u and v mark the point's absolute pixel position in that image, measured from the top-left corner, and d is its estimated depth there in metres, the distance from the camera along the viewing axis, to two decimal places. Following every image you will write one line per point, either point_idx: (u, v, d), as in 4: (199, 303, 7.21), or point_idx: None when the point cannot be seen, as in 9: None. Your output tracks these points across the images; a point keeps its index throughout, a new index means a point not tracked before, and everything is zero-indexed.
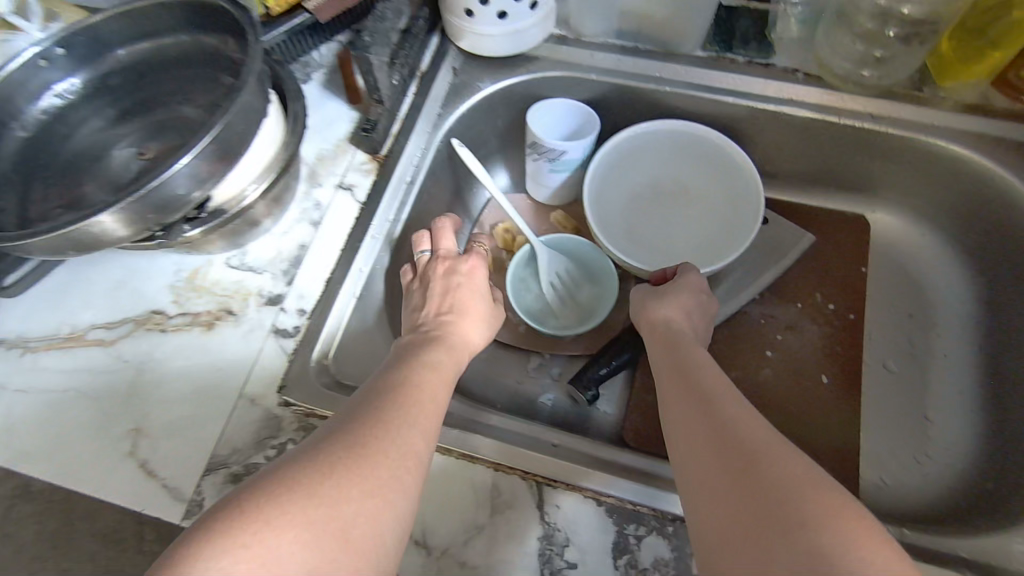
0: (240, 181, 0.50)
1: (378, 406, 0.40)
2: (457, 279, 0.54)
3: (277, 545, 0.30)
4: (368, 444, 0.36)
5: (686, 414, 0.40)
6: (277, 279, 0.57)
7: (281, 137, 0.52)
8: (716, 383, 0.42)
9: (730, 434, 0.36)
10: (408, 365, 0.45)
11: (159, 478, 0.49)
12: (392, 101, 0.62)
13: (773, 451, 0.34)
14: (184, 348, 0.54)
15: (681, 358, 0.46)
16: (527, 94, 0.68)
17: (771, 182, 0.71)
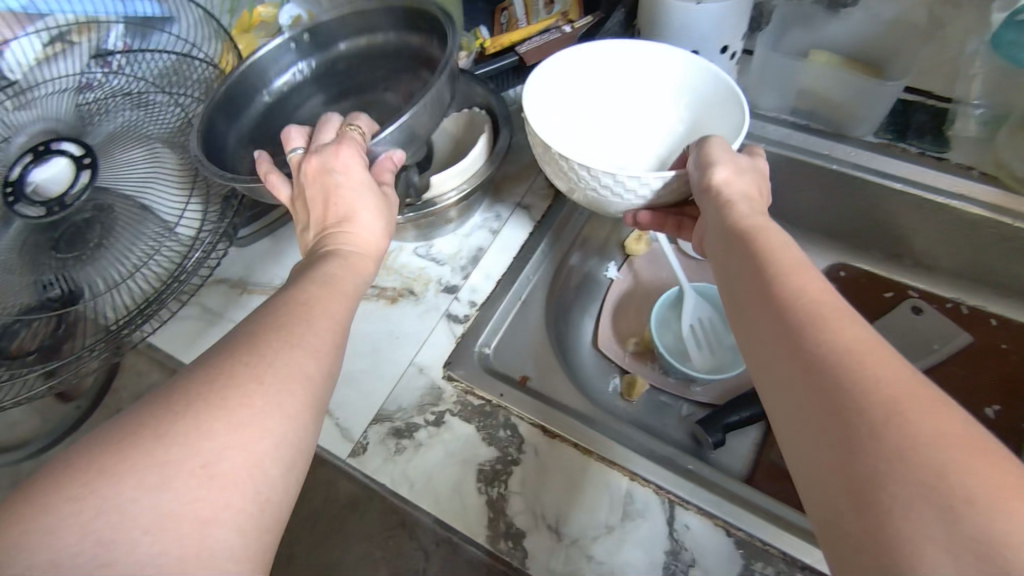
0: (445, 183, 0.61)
1: (259, 334, 0.40)
2: (330, 177, 0.51)
3: (125, 486, 0.31)
4: (232, 371, 0.37)
5: (777, 362, 0.34)
6: (455, 272, 0.64)
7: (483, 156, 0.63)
8: (803, 302, 0.35)
9: (859, 417, 0.29)
10: (310, 278, 0.46)
11: (334, 418, 0.56)
12: None
13: (929, 439, 0.27)
14: (370, 314, 0.62)
15: (752, 280, 0.39)
16: None
17: (929, 275, 0.74)
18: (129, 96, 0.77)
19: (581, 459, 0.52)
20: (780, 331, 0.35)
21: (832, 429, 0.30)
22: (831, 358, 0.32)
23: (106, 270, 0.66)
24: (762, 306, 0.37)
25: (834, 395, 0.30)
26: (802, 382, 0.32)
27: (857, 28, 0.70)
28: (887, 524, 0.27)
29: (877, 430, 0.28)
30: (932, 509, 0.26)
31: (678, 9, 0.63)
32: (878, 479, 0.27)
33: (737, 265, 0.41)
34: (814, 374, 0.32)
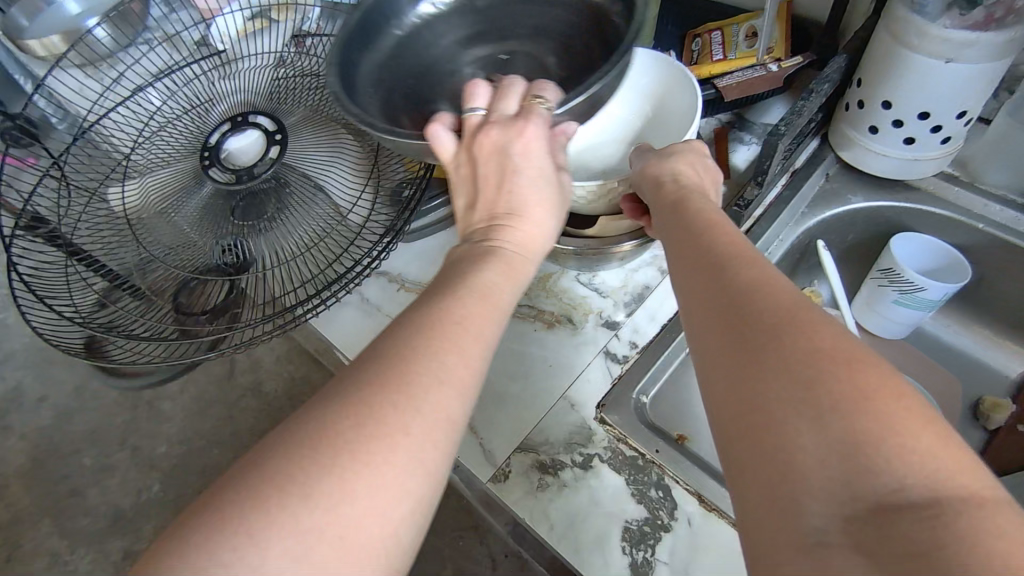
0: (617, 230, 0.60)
1: (399, 365, 0.34)
2: (511, 154, 0.46)
3: (270, 558, 0.29)
4: (382, 416, 0.33)
5: (703, 312, 0.35)
6: (618, 307, 0.61)
7: None
8: (739, 260, 0.36)
9: (757, 334, 0.32)
10: (452, 289, 0.40)
11: (479, 438, 0.55)
12: (768, 187, 0.66)
13: (814, 350, 0.30)
14: (524, 335, 0.61)
15: (687, 239, 0.40)
16: (893, 220, 0.68)
17: None
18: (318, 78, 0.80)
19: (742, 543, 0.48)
20: (696, 259, 0.38)
21: (733, 347, 0.32)
22: (754, 310, 0.33)
23: (279, 244, 0.69)
24: (694, 257, 0.38)
25: (752, 346, 0.31)
26: (725, 332, 0.33)
27: None
28: (778, 431, 0.29)
29: (766, 338, 0.31)
30: (810, 414, 0.29)
31: (920, 65, 0.56)
32: (768, 387, 0.30)
33: (672, 224, 0.42)
34: (738, 322, 0.33)
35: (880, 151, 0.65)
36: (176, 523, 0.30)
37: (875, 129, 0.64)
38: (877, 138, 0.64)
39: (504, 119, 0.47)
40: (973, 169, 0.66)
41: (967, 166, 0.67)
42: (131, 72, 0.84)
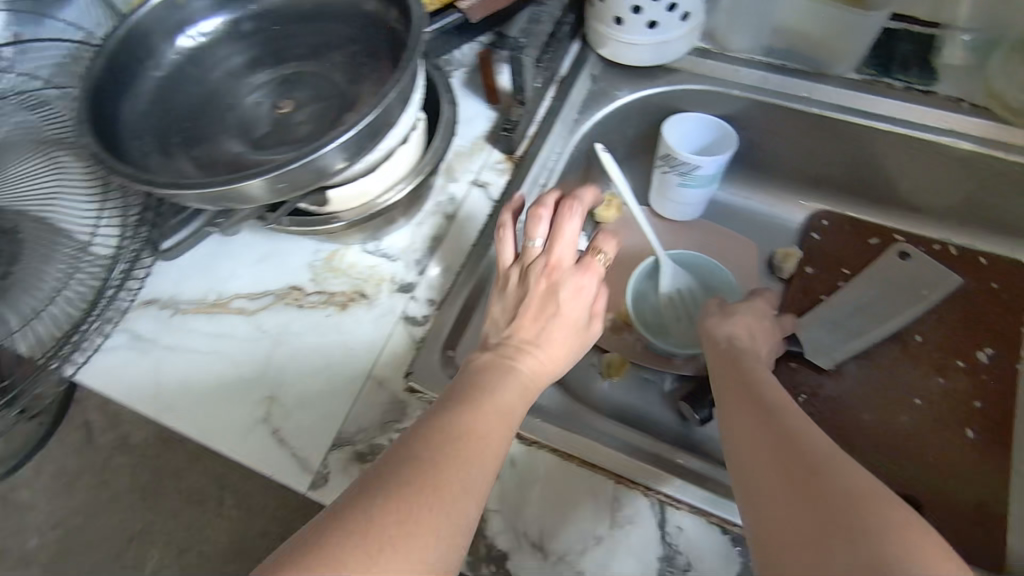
0: (387, 179, 0.52)
1: (438, 469, 0.35)
2: (559, 288, 0.49)
3: None
4: (420, 510, 0.33)
5: (754, 453, 0.39)
6: (410, 267, 0.58)
7: (417, 154, 0.53)
8: (796, 417, 0.41)
9: (810, 461, 0.36)
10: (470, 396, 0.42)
11: (290, 448, 0.51)
12: (533, 103, 0.63)
13: (850, 480, 0.34)
14: (318, 325, 0.57)
15: (744, 397, 0.44)
16: (663, 105, 0.69)
17: (916, 216, 0.69)
18: (19, 96, 0.67)
19: (563, 467, 0.48)
20: (759, 402, 0.43)
21: (785, 468, 0.36)
22: (817, 453, 0.37)
23: (16, 303, 0.57)
24: (748, 411, 0.43)
25: (804, 481, 0.35)
26: (774, 470, 0.37)
27: None
28: (817, 534, 0.32)
29: (818, 462, 0.35)
30: (842, 535, 0.31)
31: None
32: (814, 500, 0.34)
33: (738, 386, 0.46)
34: (791, 460, 0.37)
35: (631, 41, 0.64)
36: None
37: (621, 20, 0.63)
38: (625, 29, 0.63)
39: (565, 263, 0.51)
40: (722, 39, 0.68)
41: (715, 37, 0.68)
42: None
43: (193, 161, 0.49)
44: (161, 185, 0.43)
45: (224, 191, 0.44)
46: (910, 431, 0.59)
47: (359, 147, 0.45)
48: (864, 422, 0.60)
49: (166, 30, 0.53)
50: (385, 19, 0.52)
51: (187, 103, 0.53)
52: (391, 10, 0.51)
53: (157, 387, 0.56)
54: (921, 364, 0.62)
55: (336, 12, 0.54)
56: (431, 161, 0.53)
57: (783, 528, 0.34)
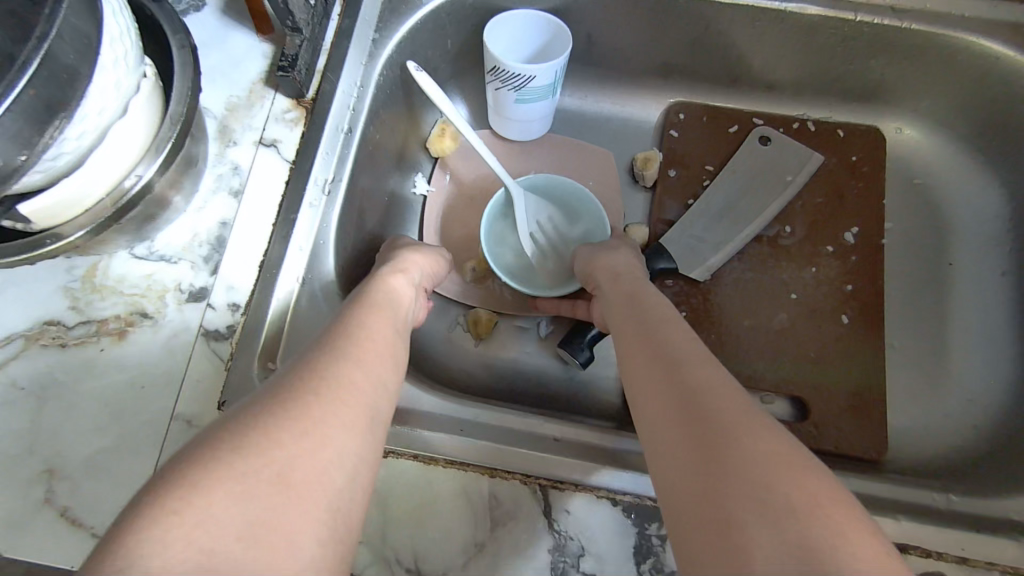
0: (114, 171, 0.39)
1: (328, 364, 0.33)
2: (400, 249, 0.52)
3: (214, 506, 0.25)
4: (309, 387, 0.31)
5: (659, 402, 0.32)
6: (199, 268, 0.46)
7: (153, 125, 0.40)
8: (703, 360, 0.34)
9: (716, 416, 0.29)
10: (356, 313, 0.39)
11: (88, 528, 0.41)
12: (314, 29, 0.51)
13: (763, 445, 0.28)
14: (92, 366, 0.44)
15: (648, 337, 0.38)
16: (481, 6, 0.57)
17: (770, 95, 0.64)
18: None
19: (428, 473, 0.41)
20: (659, 342, 0.37)
21: (690, 422, 0.30)
22: (724, 410, 0.30)
23: None
24: (651, 351, 0.36)
25: (711, 441, 0.28)
26: (679, 425, 0.30)
27: None
28: (727, 500, 0.26)
29: (727, 418, 0.29)
30: (757, 513, 0.25)
31: None
32: (722, 455, 0.28)
33: (638, 325, 0.39)
34: (697, 409, 0.30)
35: None
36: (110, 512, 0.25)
37: None
38: None
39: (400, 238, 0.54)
40: None
41: None
42: None
43: None
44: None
45: None
46: (788, 329, 0.57)
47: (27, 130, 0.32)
48: (745, 329, 0.57)
49: None
50: None
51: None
52: None
53: None
54: (792, 257, 0.59)
55: None
56: (173, 131, 0.40)
57: (689, 484, 0.28)
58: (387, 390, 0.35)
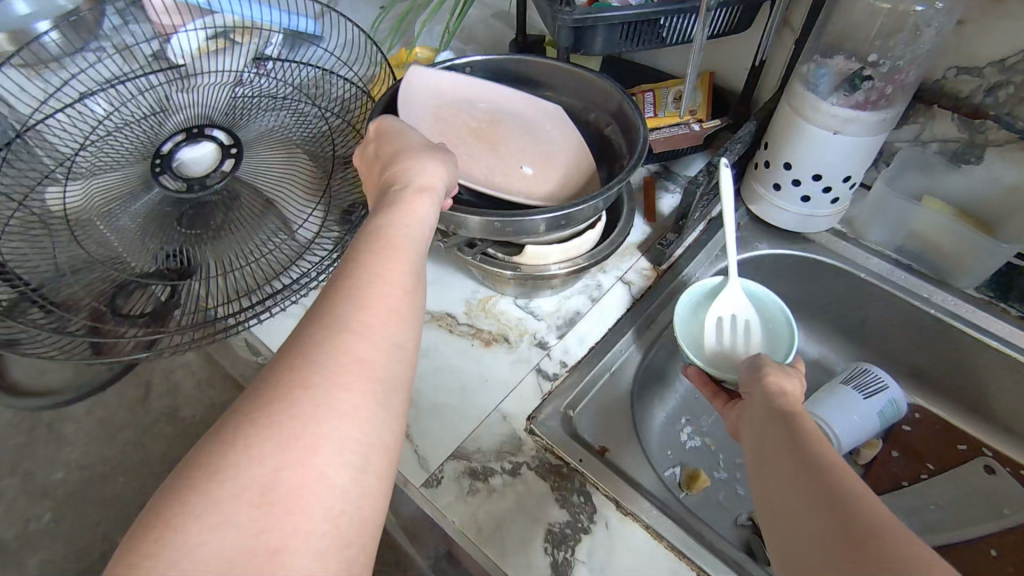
0: (554, 257, 0.62)
1: (357, 291, 0.40)
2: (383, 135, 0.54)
3: (250, 463, 0.33)
4: (335, 329, 0.38)
5: (800, 508, 0.39)
6: (551, 329, 0.66)
7: (594, 240, 0.64)
8: (842, 474, 0.40)
9: (863, 524, 0.36)
10: (369, 235, 0.44)
11: (415, 445, 0.57)
12: (688, 231, 0.74)
13: (908, 551, 0.34)
14: (462, 351, 0.65)
15: (786, 452, 0.43)
16: (794, 265, 0.77)
17: (1006, 435, 0.72)
18: (274, 100, 0.83)
19: (651, 543, 0.52)
20: (795, 448, 0.43)
21: (836, 526, 0.37)
22: (868, 519, 0.36)
23: (223, 255, 0.69)
24: (794, 460, 0.42)
25: (858, 544, 0.35)
26: (826, 529, 0.37)
27: (974, 185, 0.72)
28: None
29: (872, 523, 0.36)
30: None
31: (812, 133, 0.66)
32: (867, 555, 0.34)
33: (779, 432, 0.45)
34: (841, 519, 0.37)
35: (781, 206, 0.74)
36: (189, 459, 0.34)
37: (778, 186, 0.73)
38: (780, 194, 0.74)
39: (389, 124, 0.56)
40: (858, 227, 0.77)
41: (852, 225, 0.78)
42: (79, 76, 0.86)
43: None
44: None
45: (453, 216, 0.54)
46: None
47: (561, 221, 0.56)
48: None
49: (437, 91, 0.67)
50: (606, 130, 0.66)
51: None
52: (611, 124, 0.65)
53: None
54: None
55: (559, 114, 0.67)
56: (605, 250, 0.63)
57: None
58: (393, 268, 0.41)
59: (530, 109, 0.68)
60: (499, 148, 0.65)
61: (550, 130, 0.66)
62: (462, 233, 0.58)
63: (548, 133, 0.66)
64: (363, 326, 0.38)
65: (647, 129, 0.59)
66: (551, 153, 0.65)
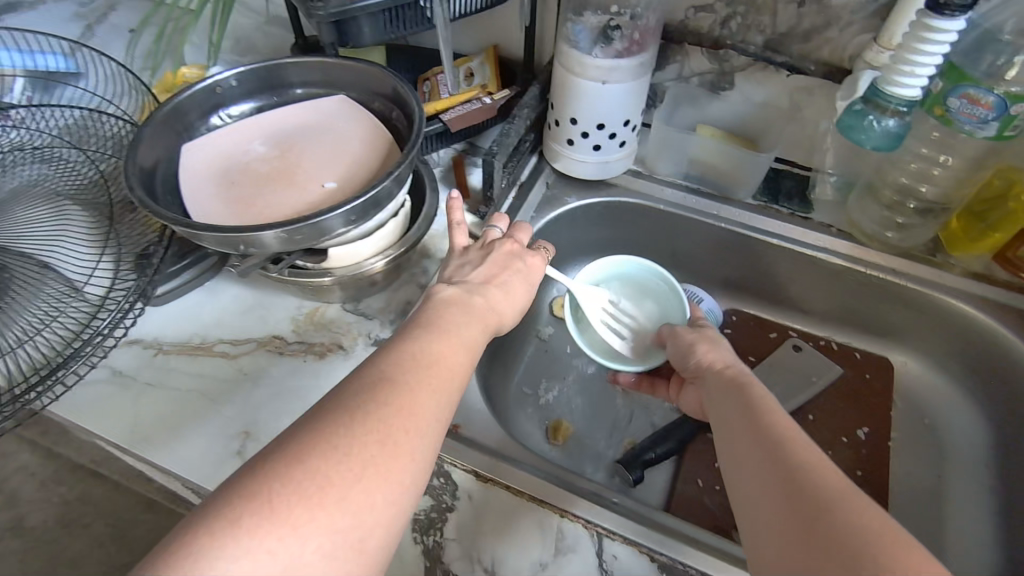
0: (364, 253, 0.61)
1: (406, 394, 0.42)
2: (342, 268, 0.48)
3: (277, 546, 0.33)
4: (394, 414, 0.40)
5: (758, 475, 0.44)
6: (385, 325, 0.66)
7: (401, 228, 0.63)
8: (796, 440, 0.45)
9: (812, 490, 0.40)
10: (402, 349, 0.46)
11: None
12: (500, 199, 0.76)
13: (853, 513, 0.38)
14: (297, 370, 0.62)
15: (745, 425, 0.48)
16: (604, 211, 0.83)
17: (805, 316, 0.84)
18: (33, 151, 0.74)
19: (514, 500, 0.54)
20: (755, 421, 0.48)
21: (790, 492, 0.41)
22: (817, 482, 0.40)
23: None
24: (752, 433, 0.47)
25: (811, 508, 0.39)
26: (781, 496, 0.41)
27: (733, 107, 0.81)
28: (818, 547, 0.37)
29: (820, 489, 0.40)
30: (845, 556, 0.35)
31: (585, 87, 0.71)
32: (817, 515, 0.38)
33: (740, 410, 0.50)
34: (793, 482, 0.41)
35: (578, 159, 0.79)
36: (201, 514, 0.34)
37: (571, 142, 0.78)
38: (574, 148, 0.78)
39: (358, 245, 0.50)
40: (650, 164, 0.84)
41: (645, 163, 0.84)
42: None
43: (209, 216, 0.57)
44: (189, 226, 0.51)
45: (239, 236, 0.52)
46: None
47: (356, 218, 0.55)
48: None
49: (202, 110, 0.63)
50: (388, 115, 0.65)
51: (206, 166, 0.61)
52: (393, 111, 0.64)
53: (135, 417, 0.59)
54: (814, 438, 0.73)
55: (340, 109, 0.66)
56: (416, 235, 0.63)
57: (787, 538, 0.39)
58: (429, 377, 0.44)
59: (317, 124, 0.65)
60: (293, 159, 0.62)
61: (336, 127, 0.64)
62: (258, 252, 0.55)
63: (334, 129, 0.64)
64: (420, 421, 0.41)
65: (423, 111, 0.59)
66: (349, 159, 0.62)
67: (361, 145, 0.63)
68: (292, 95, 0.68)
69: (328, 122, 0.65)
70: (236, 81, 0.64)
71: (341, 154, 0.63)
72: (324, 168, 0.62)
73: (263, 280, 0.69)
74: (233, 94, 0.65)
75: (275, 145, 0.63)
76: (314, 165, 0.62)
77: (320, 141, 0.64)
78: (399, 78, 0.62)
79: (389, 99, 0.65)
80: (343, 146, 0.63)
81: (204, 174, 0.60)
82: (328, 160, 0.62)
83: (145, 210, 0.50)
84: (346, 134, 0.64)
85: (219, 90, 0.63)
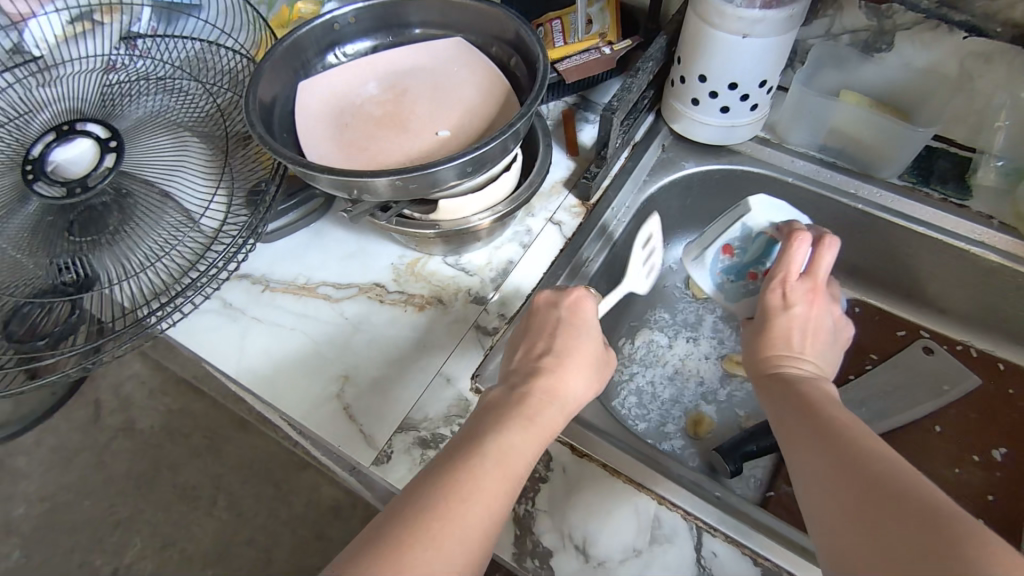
0: (471, 208, 0.59)
1: (468, 487, 0.39)
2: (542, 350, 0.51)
3: None
4: (451, 506, 0.37)
5: (830, 476, 0.40)
6: (486, 283, 0.64)
7: (513, 182, 0.60)
8: (866, 439, 0.42)
9: (892, 491, 0.37)
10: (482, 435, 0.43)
11: (359, 425, 0.55)
12: (613, 159, 0.71)
13: (936, 513, 0.34)
14: (397, 320, 0.62)
15: (810, 421, 0.46)
16: (723, 180, 0.76)
17: (941, 315, 0.75)
18: (156, 81, 0.75)
19: (610, 480, 0.52)
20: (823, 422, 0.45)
21: (868, 493, 0.37)
22: (898, 483, 0.37)
23: (123, 258, 0.64)
24: (821, 433, 0.44)
25: (892, 510, 0.36)
26: (858, 496, 0.38)
27: (887, 73, 0.71)
28: (904, 556, 0.33)
29: (899, 488, 0.37)
30: (932, 564, 0.32)
31: (722, 40, 0.64)
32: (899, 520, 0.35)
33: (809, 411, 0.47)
34: (870, 486, 0.38)
35: (703, 120, 0.72)
36: None
37: (697, 101, 0.71)
38: (699, 109, 0.72)
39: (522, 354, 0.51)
40: (781, 132, 0.76)
41: (775, 130, 0.77)
42: None
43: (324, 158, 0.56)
44: (306, 166, 0.50)
45: (354, 180, 0.50)
46: None
47: (471, 170, 0.52)
48: None
49: (319, 46, 0.61)
50: (506, 61, 0.61)
51: (321, 106, 0.59)
52: (513, 57, 0.60)
53: (241, 352, 0.61)
54: (938, 451, 0.66)
55: (457, 52, 0.62)
56: (528, 191, 0.60)
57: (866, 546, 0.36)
58: (491, 461, 0.41)
59: (432, 67, 0.62)
60: (406, 103, 0.60)
61: (453, 72, 0.61)
62: (371, 199, 0.54)
63: (450, 75, 0.61)
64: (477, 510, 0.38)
65: (548, 57, 0.55)
66: (464, 106, 0.59)
67: (477, 94, 0.60)
68: (408, 35, 0.65)
69: (444, 66, 0.62)
70: (354, 17, 0.61)
71: (455, 101, 0.60)
72: (439, 115, 0.59)
73: (368, 225, 0.68)
74: (350, 31, 0.63)
75: (388, 87, 0.61)
76: (428, 112, 0.59)
77: (435, 86, 0.61)
78: (520, 18, 0.58)
79: (509, 43, 0.60)
80: (458, 93, 0.60)
81: (319, 116, 0.59)
82: (443, 106, 0.60)
83: (264, 147, 0.49)
84: (462, 81, 0.61)
85: (337, 27, 0.61)
